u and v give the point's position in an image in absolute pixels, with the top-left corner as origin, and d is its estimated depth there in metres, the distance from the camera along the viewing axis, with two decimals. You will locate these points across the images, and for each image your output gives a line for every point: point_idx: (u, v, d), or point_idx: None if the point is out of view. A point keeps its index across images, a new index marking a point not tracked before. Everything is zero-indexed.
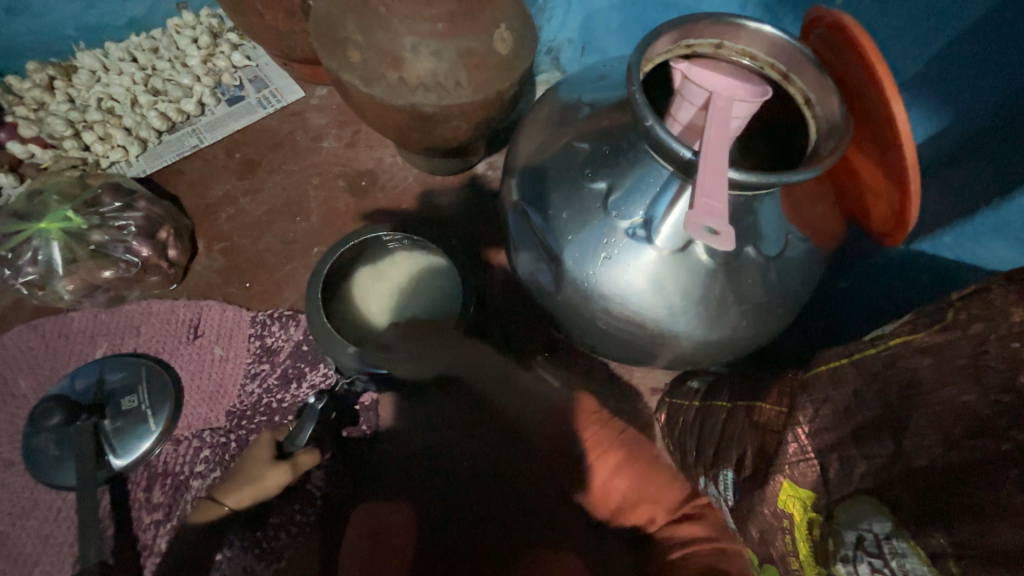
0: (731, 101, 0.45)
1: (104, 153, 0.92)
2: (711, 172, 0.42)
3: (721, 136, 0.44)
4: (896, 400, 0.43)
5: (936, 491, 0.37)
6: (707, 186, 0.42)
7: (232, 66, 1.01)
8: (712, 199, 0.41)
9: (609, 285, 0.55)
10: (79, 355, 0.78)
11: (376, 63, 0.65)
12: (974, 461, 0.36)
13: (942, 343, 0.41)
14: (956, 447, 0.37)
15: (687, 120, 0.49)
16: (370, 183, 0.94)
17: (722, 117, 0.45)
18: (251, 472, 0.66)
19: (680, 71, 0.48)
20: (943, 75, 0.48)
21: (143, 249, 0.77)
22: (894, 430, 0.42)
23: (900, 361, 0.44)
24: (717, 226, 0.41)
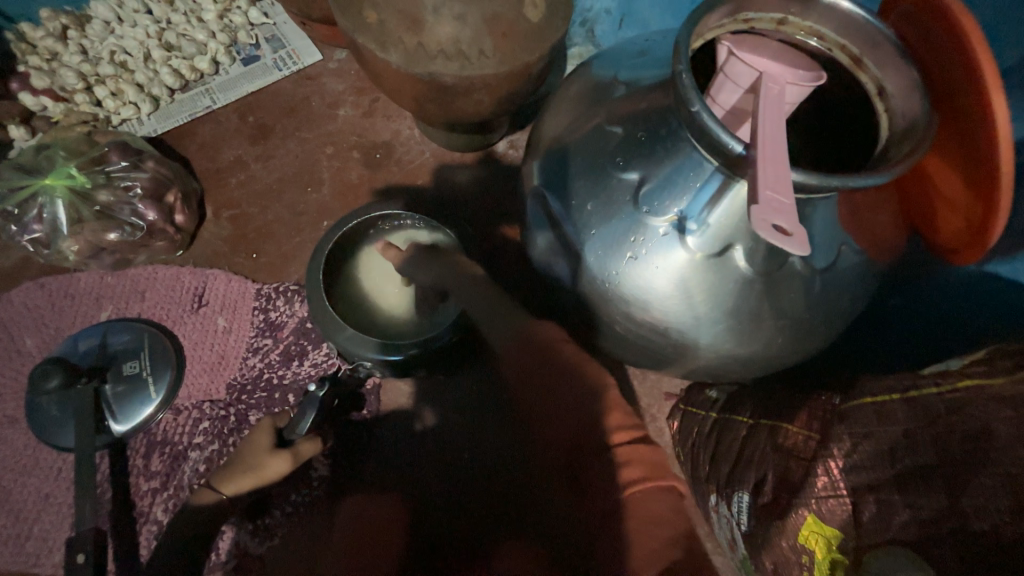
0: (786, 83, 0.39)
1: (116, 109, 0.89)
2: (774, 164, 0.36)
3: (776, 123, 0.37)
4: (957, 452, 0.40)
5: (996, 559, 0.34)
6: (770, 179, 0.35)
7: (248, 23, 0.96)
8: (777, 193, 0.35)
9: (633, 287, 0.50)
10: (84, 317, 0.77)
11: (394, 25, 0.59)
12: None
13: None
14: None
15: (731, 104, 0.43)
16: (385, 156, 0.89)
17: (777, 100, 0.38)
18: (250, 460, 0.61)
19: (726, 44, 0.42)
20: None
21: (149, 213, 0.75)
22: (950, 484, 0.39)
23: (967, 408, 0.41)
24: (788, 223, 0.34)
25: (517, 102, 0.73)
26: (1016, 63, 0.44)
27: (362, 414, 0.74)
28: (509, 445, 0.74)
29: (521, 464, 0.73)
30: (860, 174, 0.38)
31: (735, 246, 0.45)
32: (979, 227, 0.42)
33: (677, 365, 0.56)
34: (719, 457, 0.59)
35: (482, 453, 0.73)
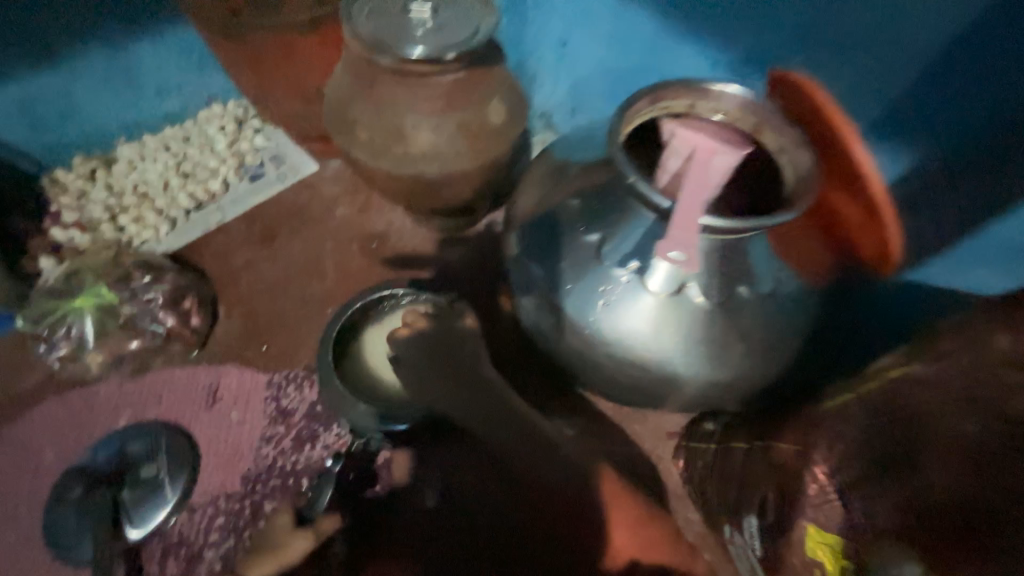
0: (710, 154, 0.50)
1: (137, 233, 1.00)
2: (689, 211, 0.49)
3: (698, 183, 0.49)
4: (904, 436, 0.41)
5: (955, 531, 0.35)
6: (681, 222, 0.49)
7: (254, 148, 1.12)
8: (680, 233, 0.50)
9: (611, 329, 0.57)
10: (103, 425, 0.80)
11: (382, 139, 0.72)
12: (984, 499, 0.34)
13: (941, 369, 0.40)
14: (964, 478, 0.35)
15: (674, 169, 0.52)
16: (380, 245, 0.99)
17: (701, 168, 0.49)
18: (274, 542, 0.58)
19: (669, 125, 0.54)
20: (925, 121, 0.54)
21: (168, 319, 0.84)
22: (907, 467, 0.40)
23: (904, 394, 0.43)
24: (681, 254, 0.51)
25: (493, 185, 0.85)
26: (889, 117, 0.56)
27: (371, 491, 0.75)
28: None
29: None
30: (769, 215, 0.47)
31: (690, 284, 0.53)
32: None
33: (664, 398, 0.62)
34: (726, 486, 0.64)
35: (493, 515, 0.74)
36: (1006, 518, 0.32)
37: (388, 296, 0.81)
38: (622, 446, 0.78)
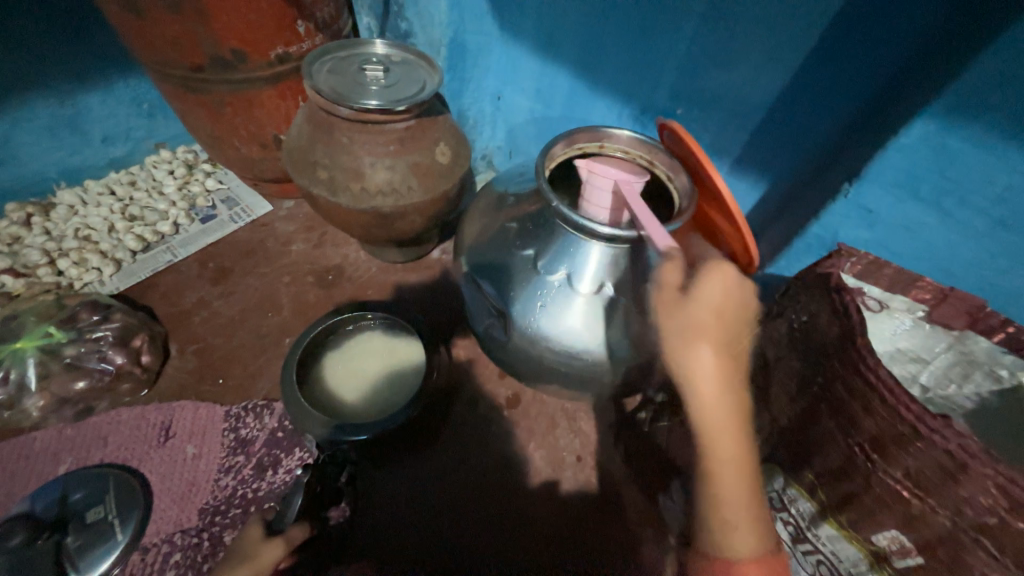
0: (632, 182, 0.63)
1: (79, 276, 0.98)
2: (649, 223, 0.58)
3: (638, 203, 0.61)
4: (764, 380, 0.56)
5: (794, 436, 0.51)
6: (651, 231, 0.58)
7: (205, 191, 1.15)
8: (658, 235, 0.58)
9: (550, 327, 0.68)
10: (41, 474, 0.77)
11: (342, 178, 0.81)
12: (804, 410, 0.49)
13: (774, 328, 0.56)
14: (795, 399, 0.51)
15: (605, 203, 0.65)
16: (337, 276, 1.05)
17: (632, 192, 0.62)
18: (244, 552, 0.61)
19: (584, 166, 0.66)
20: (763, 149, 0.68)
21: (118, 357, 0.82)
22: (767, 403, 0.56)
23: (762, 350, 0.58)
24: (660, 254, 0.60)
25: (443, 217, 0.96)
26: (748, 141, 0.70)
27: (331, 522, 0.74)
28: (484, 506, 0.80)
29: (496, 523, 0.78)
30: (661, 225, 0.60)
31: (606, 285, 0.65)
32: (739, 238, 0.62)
33: (599, 385, 0.72)
34: None
35: (457, 520, 0.78)
36: (817, 414, 0.48)
37: (351, 318, 0.89)
38: (571, 441, 0.87)
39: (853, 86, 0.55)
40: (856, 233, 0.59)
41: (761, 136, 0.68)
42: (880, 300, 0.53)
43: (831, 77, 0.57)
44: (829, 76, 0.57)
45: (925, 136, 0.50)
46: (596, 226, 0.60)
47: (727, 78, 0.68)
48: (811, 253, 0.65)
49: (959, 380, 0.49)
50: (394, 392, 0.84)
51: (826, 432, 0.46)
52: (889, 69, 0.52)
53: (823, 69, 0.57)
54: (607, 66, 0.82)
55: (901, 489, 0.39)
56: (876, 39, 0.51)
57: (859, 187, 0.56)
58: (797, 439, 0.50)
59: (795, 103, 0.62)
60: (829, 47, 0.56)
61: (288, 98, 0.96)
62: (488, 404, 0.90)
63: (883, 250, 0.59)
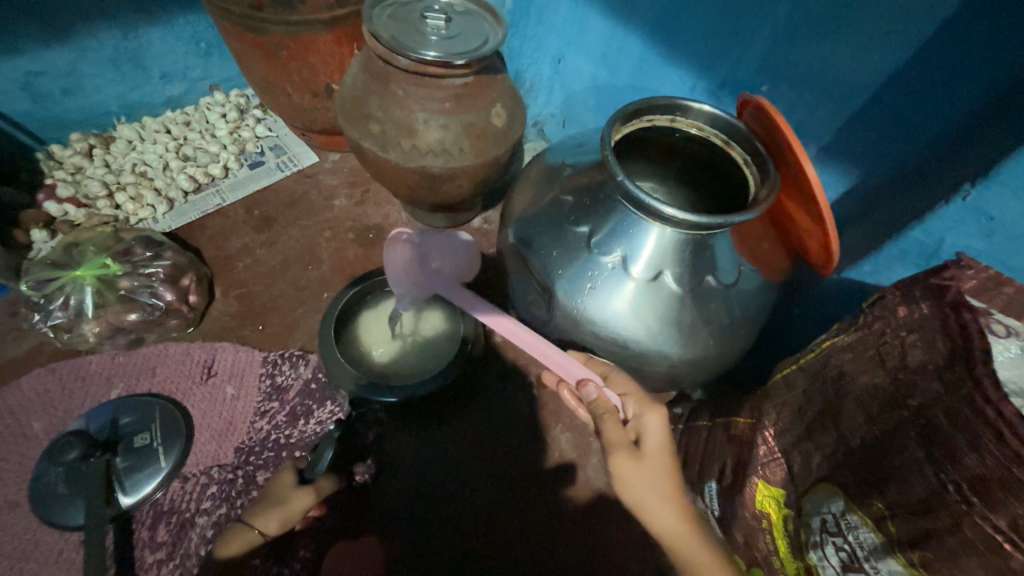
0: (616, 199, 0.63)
1: (134, 211, 1.01)
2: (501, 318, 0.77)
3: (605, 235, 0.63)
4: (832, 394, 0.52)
5: (867, 462, 0.45)
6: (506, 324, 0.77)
7: (255, 137, 1.15)
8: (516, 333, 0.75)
9: (595, 311, 0.64)
10: (95, 397, 0.82)
11: (393, 133, 0.78)
12: (888, 435, 0.44)
13: (859, 339, 0.51)
14: (876, 422, 0.46)
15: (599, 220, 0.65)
16: (377, 236, 1.04)
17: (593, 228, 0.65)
18: (279, 494, 0.67)
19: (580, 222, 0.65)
20: (861, 138, 0.60)
21: (167, 294, 0.84)
22: (834, 420, 0.50)
23: (832, 360, 0.53)
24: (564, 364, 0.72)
25: (489, 184, 0.92)
26: (843, 126, 0.62)
27: (355, 479, 0.77)
28: (503, 483, 0.80)
29: (515, 505, 0.78)
30: (736, 213, 0.54)
31: (665, 272, 0.61)
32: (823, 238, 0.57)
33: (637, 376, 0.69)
34: (691, 458, 0.72)
35: (479, 495, 0.78)
36: (900, 440, 0.43)
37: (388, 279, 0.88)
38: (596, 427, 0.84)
39: (996, 67, 0.47)
40: (967, 241, 0.52)
41: (862, 121, 0.60)
42: (1008, 325, 0.40)
43: (968, 53, 0.48)
44: (965, 55, 0.48)
45: None
46: (659, 206, 0.54)
47: (828, 49, 0.60)
48: (905, 261, 0.57)
49: None
50: (426, 356, 0.84)
51: (909, 462, 0.42)
52: None
53: (958, 46, 0.49)
54: (688, 30, 0.74)
55: (997, 536, 0.35)
56: None
57: (983, 188, 0.48)
58: (867, 464, 0.45)
59: (913, 83, 0.53)
60: (975, 17, 0.47)
61: (344, 45, 0.93)
62: (517, 381, 0.88)
63: (998, 264, 0.51)
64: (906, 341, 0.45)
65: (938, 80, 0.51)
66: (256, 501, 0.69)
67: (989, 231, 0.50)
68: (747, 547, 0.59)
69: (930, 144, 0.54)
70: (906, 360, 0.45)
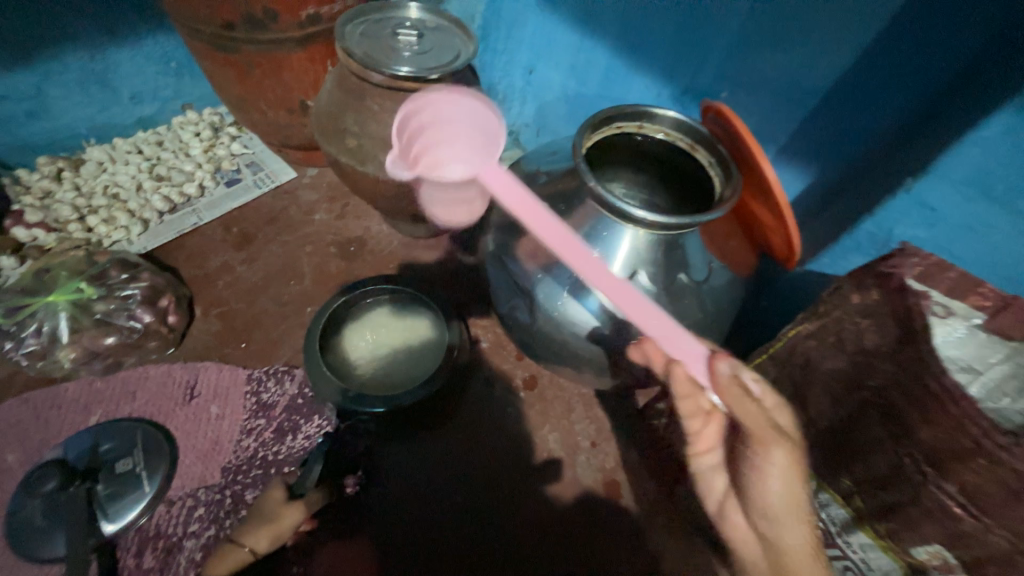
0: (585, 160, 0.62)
1: (107, 233, 1.00)
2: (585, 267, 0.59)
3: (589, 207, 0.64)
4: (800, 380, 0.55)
5: (836, 441, 0.51)
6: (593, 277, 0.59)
7: (231, 154, 1.15)
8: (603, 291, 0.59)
9: (575, 312, 0.66)
10: (73, 424, 0.80)
11: (370, 147, 0.79)
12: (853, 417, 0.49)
13: (820, 327, 0.53)
14: (842, 405, 0.50)
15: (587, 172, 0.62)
16: (358, 249, 1.05)
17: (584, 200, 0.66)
18: (268, 512, 0.66)
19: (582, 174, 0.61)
20: (813, 139, 0.64)
21: (145, 316, 0.83)
22: (804, 404, 0.55)
23: (798, 348, 0.56)
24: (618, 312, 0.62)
25: None
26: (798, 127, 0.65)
27: (345, 491, 0.77)
28: (495, 486, 0.81)
29: (508, 507, 0.79)
30: (703, 213, 0.57)
31: (640, 272, 0.63)
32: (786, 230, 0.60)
33: (618, 372, 0.71)
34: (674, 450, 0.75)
35: (472, 502, 0.79)
36: (865, 421, 0.48)
37: (373, 290, 0.88)
38: (583, 426, 0.86)
39: (929, 69, 0.51)
40: (912, 231, 0.55)
41: (813, 123, 0.63)
42: (945, 307, 0.44)
43: (903, 57, 0.52)
44: (901, 59, 0.53)
45: (1009, 127, 0.45)
46: (630, 209, 0.57)
47: (779, 56, 0.64)
48: (860, 252, 0.61)
49: (1014, 393, 0.41)
50: (412, 365, 0.85)
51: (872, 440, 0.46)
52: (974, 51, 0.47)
53: (894, 51, 0.53)
54: (650, 41, 0.78)
55: (952, 503, 0.39)
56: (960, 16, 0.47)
57: (923, 182, 0.52)
58: (837, 445, 0.51)
59: (858, 85, 0.57)
60: (908, 24, 0.51)
61: (318, 62, 0.94)
62: (505, 385, 0.90)
63: (942, 252, 0.55)
64: (862, 326, 0.49)
65: (879, 82, 0.55)
66: (245, 519, 0.68)
67: (932, 221, 0.53)
68: None
69: (876, 141, 0.57)
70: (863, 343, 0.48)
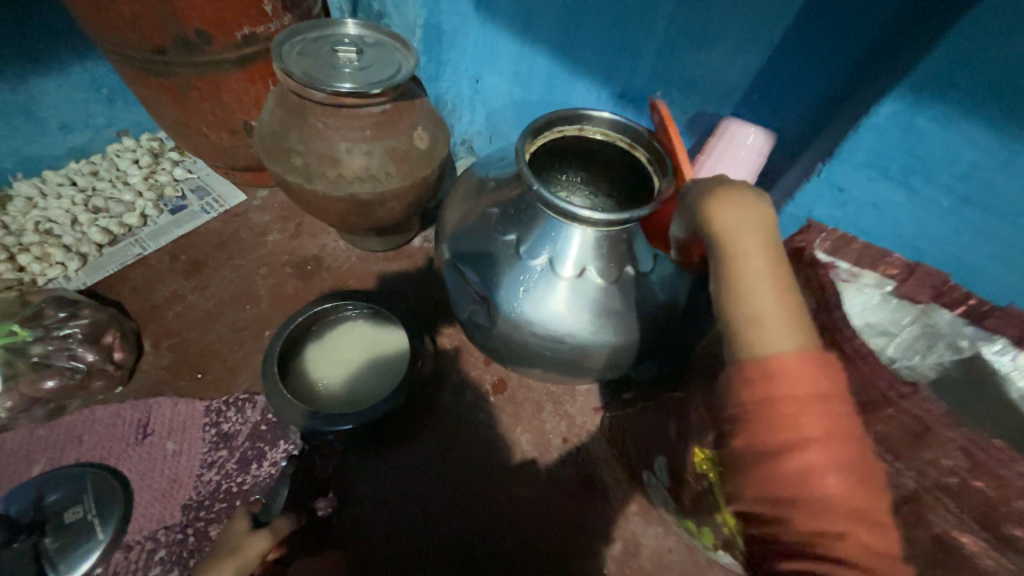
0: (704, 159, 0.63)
1: (41, 271, 0.94)
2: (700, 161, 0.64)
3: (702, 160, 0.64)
4: None
5: None
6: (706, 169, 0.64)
7: (174, 180, 1.11)
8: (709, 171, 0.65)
9: (532, 312, 0.68)
10: (14, 476, 0.75)
11: (317, 164, 0.79)
12: None
13: None
14: None
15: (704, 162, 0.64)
16: (316, 267, 1.03)
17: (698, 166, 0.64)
18: (231, 544, 0.63)
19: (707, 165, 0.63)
20: None
21: (88, 355, 0.79)
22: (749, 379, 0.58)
23: None
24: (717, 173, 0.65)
25: (422, 204, 0.94)
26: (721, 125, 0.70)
27: (317, 514, 0.76)
28: (471, 490, 0.81)
29: (486, 511, 0.79)
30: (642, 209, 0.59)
31: (589, 268, 0.66)
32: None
33: (580, 367, 0.73)
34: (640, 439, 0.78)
35: (449, 513, 0.79)
36: None
37: (333, 307, 0.87)
38: (554, 424, 0.88)
39: (834, 63, 0.55)
40: (827, 212, 0.61)
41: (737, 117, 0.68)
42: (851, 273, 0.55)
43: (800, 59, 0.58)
44: (798, 62, 0.58)
45: (894, 115, 0.50)
46: (575, 209, 0.59)
47: (699, 57, 0.67)
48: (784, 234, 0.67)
49: (922, 351, 0.54)
50: (378, 380, 0.84)
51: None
52: (858, 55, 0.53)
53: (791, 57, 0.58)
54: (585, 46, 0.81)
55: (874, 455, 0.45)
56: (843, 22, 0.52)
57: (832, 166, 0.57)
58: None
59: (766, 84, 0.62)
60: (800, 33, 0.56)
61: (258, 82, 0.92)
62: (474, 391, 0.90)
63: (852, 228, 0.61)
64: None
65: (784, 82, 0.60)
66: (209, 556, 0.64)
67: (842, 199, 0.59)
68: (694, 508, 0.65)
69: (787, 136, 0.63)
70: None
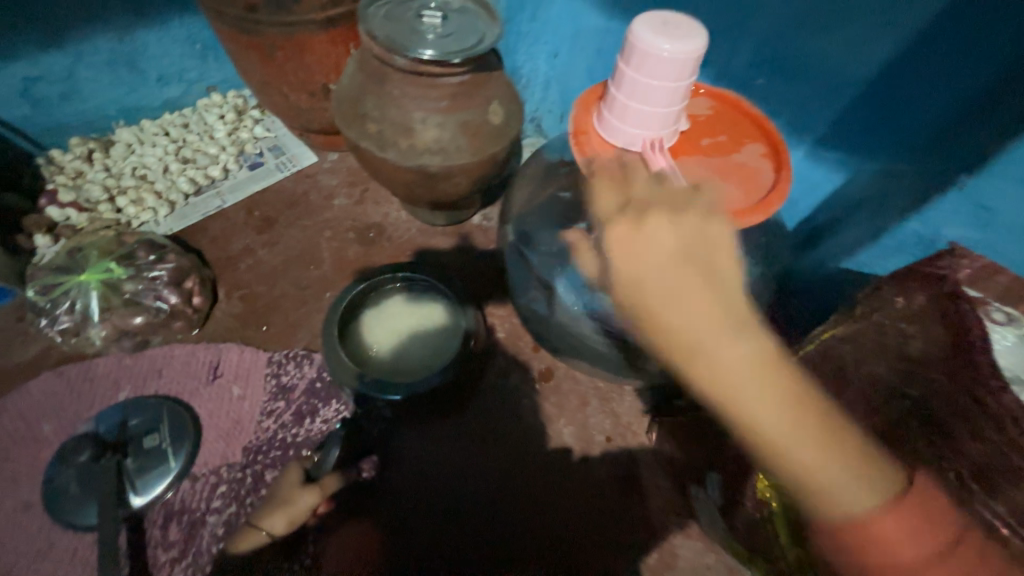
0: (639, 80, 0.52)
1: (135, 214, 1.02)
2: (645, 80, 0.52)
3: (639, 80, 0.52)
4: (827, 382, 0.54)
5: None
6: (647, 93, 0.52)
7: (254, 138, 1.15)
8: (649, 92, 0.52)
9: (596, 306, 0.65)
10: (103, 399, 0.84)
11: (391, 133, 0.78)
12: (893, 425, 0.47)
13: (855, 330, 0.51)
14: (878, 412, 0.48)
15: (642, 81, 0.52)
16: (377, 235, 1.04)
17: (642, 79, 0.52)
18: (284, 494, 0.70)
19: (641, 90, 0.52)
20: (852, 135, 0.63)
21: (171, 297, 0.85)
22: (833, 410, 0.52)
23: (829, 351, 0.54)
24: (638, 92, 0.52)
25: (488, 181, 0.92)
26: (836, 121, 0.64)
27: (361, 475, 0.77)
28: (508, 475, 0.81)
29: (520, 498, 0.79)
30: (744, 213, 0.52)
31: None
32: (774, 166, 0.55)
33: (637, 368, 0.70)
34: None
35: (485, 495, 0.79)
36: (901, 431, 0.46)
37: (392, 277, 0.88)
38: (598, 421, 0.85)
39: (980, 62, 0.50)
40: (960, 231, 0.59)
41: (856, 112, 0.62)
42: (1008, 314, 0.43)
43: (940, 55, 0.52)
44: (937, 60, 0.53)
45: None
46: None
47: (823, 40, 0.60)
48: (903, 251, 0.65)
49: None
50: (429, 354, 0.84)
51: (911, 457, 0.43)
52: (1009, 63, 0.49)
53: (930, 53, 0.53)
54: None
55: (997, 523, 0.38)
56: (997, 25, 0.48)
57: (976, 181, 0.56)
58: None
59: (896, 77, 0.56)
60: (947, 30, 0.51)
61: (339, 45, 0.92)
62: (521, 378, 0.89)
63: (981, 247, 0.59)
64: (905, 329, 0.47)
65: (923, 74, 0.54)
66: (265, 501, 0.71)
67: (976, 217, 0.57)
68: (746, 535, 0.61)
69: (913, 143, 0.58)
70: (906, 347, 0.47)
